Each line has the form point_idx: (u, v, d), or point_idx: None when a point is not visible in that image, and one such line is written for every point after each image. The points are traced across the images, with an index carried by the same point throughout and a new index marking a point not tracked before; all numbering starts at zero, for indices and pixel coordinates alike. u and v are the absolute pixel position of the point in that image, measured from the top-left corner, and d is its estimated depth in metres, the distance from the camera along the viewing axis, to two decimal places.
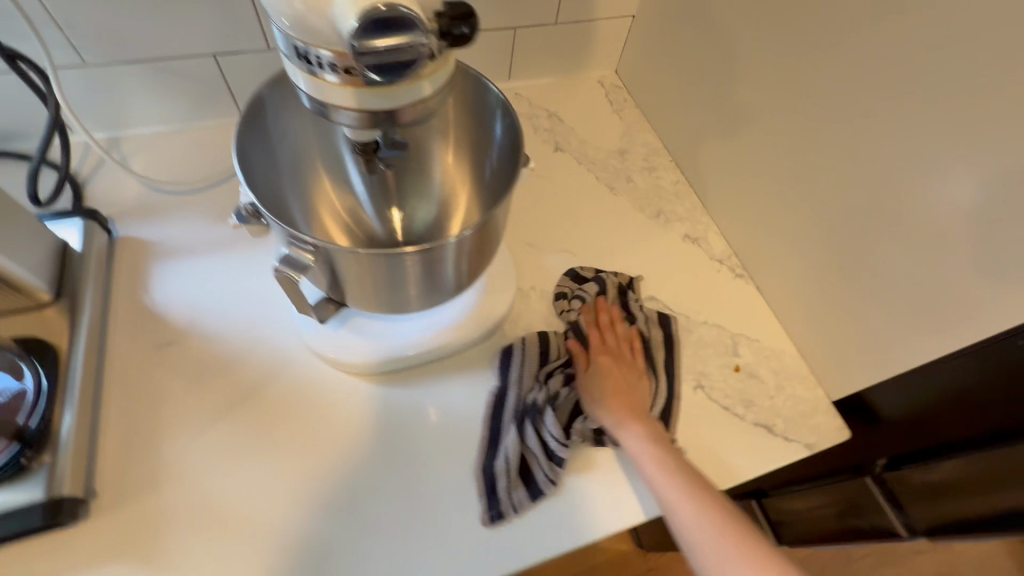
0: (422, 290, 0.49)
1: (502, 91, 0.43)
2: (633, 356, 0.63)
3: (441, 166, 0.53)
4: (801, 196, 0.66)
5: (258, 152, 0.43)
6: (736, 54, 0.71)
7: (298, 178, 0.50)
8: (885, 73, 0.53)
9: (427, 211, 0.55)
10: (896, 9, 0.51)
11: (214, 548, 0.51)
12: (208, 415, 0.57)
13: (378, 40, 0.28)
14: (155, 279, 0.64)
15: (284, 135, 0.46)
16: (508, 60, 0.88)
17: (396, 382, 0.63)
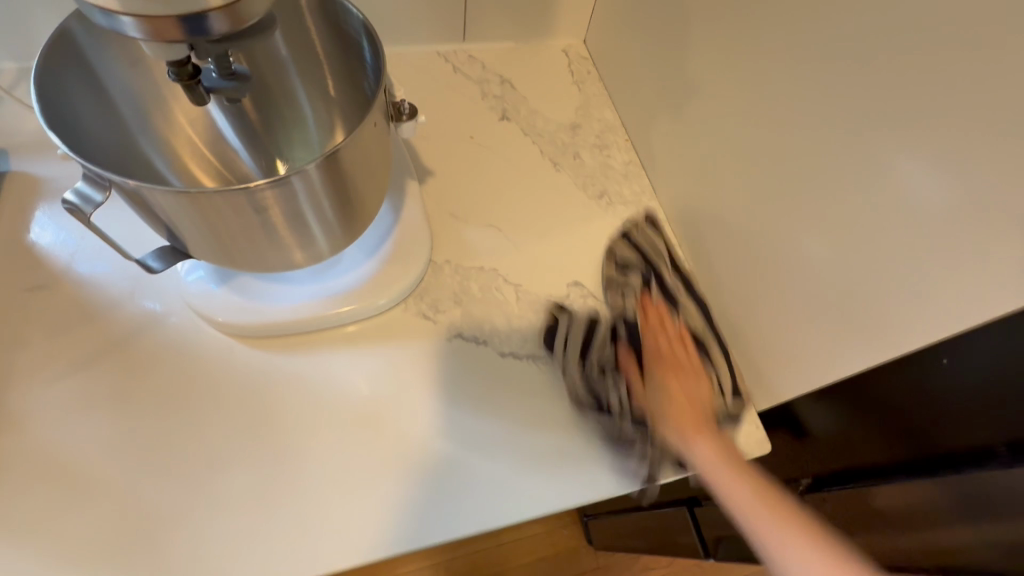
0: (285, 245, 0.45)
1: (363, 13, 0.38)
2: (689, 352, 0.58)
3: (319, 107, 0.49)
4: (742, 183, 0.60)
5: (85, 92, 0.39)
6: (689, 22, 0.64)
7: (150, 119, 0.45)
8: (824, 46, 0.46)
9: (308, 158, 0.51)
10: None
11: (44, 503, 0.49)
12: (67, 366, 0.54)
13: None
14: (38, 220, 0.60)
15: (123, 70, 0.42)
16: (462, 17, 0.82)
17: (279, 348, 0.58)
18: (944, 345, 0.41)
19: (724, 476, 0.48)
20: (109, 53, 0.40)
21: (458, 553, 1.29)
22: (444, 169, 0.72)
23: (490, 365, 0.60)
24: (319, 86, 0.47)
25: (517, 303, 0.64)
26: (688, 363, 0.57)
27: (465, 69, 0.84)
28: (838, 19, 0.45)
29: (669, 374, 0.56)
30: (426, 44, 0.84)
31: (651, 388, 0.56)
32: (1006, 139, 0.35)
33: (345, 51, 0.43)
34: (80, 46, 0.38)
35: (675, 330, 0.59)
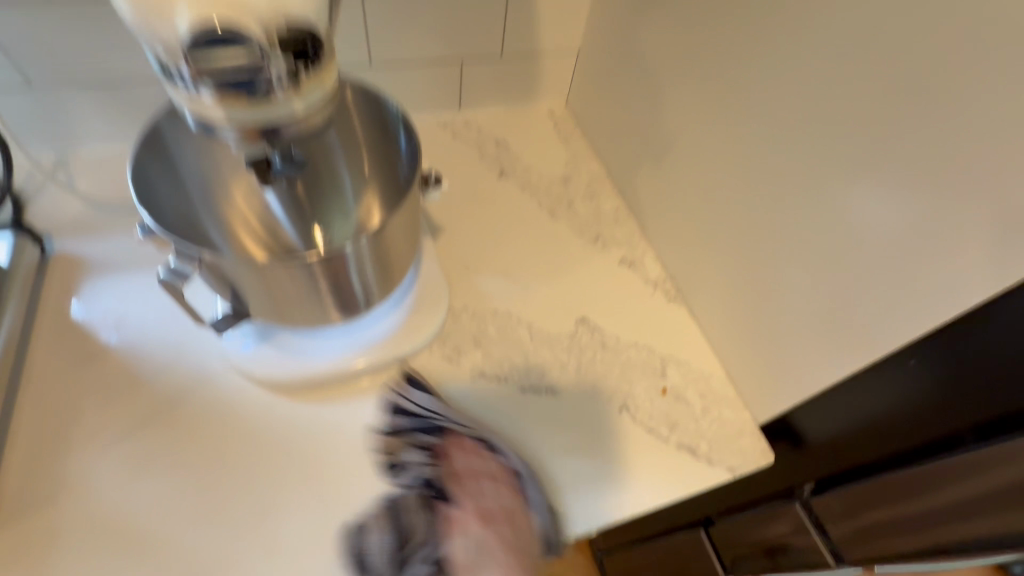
0: (333, 305, 0.51)
1: (400, 106, 0.46)
2: (478, 469, 0.57)
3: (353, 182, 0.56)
4: (722, 221, 0.68)
5: (164, 182, 0.46)
6: (662, 86, 0.74)
7: (210, 201, 0.52)
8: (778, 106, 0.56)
9: (343, 225, 0.58)
10: (787, 43, 0.53)
11: (102, 564, 0.51)
12: (119, 430, 0.57)
13: (218, 55, 0.32)
14: (84, 295, 0.65)
15: (193, 162, 0.49)
16: (457, 90, 0.92)
17: (316, 400, 0.63)
18: (912, 348, 0.48)
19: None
20: (189, 146, 0.47)
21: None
22: (452, 225, 0.79)
23: (511, 401, 0.64)
24: (355, 167, 0.54)
25: (531, 342, 0.70)
26: (487, 494, 0.56)
27: (463, 134, 0.93)
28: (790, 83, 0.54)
29: (474, 514, 0.55)
30: (426, 113, 0.94)
31: (458, 534, 0.53)
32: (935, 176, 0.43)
33: (383, 138, 0.51)
34: (165, 142, 0.45)
35: (460, 463, 0.58)
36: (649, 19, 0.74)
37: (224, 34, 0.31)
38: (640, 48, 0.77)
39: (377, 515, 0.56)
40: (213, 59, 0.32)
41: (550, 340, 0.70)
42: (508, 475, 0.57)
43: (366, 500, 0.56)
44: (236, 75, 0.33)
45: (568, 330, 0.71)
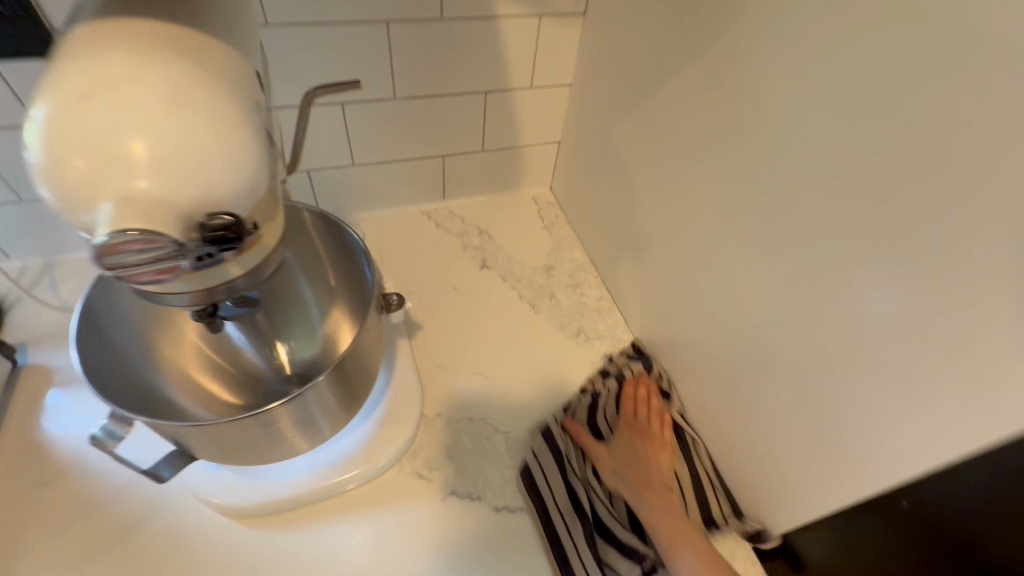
0: (296, 438, 0.49)
1: (362, 238, 0.47)
2: (651, 412, 0.67)
3: (314, 294, 0.59)
4: (698, 327, 0.65)
5: (100, 350, 0.46)
6: (638, 187, 0.73)
7: (155, 354, 0.52)
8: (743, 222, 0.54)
9: (307, 337, 0.60)
10: (749, 163, 0.51)
11: None
12: (64, 566, 0.54)
13: (134, 254, 0.30)
14: (46, 414, 0.63)
15: (126, 325, 0.50)
16: (441, 183, 0.93)
17: (279, 524, 0.59)
18: (906, 489, 0.43)
19: (688, 560, 0.54)
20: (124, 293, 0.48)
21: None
22: (430, 322, 0.78)
23: (484, 521, 0.61)
24: (319, 277, 0.57)
25: (506, 452, 0.66)
26: (648, 429, 0.65)
27: (446, 224, 0.93)
28: (757, 205, 0.52)
29: (630, 429, 0.65)
30: (411, 205, 0.94)
31: (618, 448, 0.64)
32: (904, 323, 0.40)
33: (340, 251, 0.54)
34: (94, 314, 0.46)
35: (655, 405, 0.67)
36: (623, 122, 0.74)
37: (137, 238, 0.29)
38: (617, 148, 0.77)
39: None
40: (128, 259, 0.30)
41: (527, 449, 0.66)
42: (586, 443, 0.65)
43: None
44: (154, 266, 0.31)
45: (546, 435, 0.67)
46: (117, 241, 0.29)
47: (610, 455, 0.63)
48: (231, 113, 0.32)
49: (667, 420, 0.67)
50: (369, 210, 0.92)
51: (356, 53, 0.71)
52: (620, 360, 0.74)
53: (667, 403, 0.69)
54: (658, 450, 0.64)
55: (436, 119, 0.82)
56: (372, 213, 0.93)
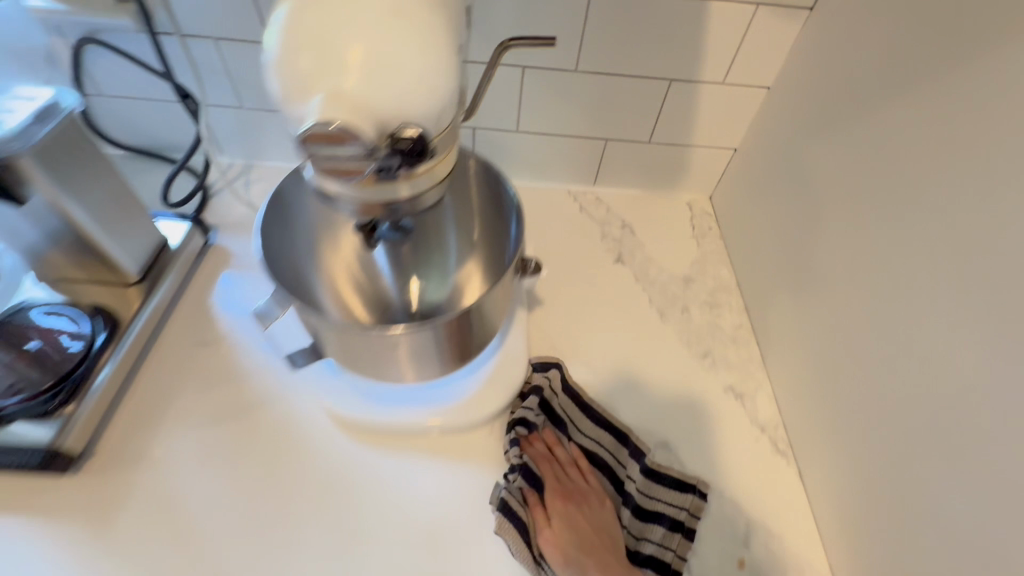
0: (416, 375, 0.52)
1: (517, 192, 0.48)
2: (578, 471, 0.61)
3: (455, 245, 0.60)
4: (866, 385, 0.54)
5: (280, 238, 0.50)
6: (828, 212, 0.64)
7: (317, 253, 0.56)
8: (972, 275, 0.43)
9: (439, 285, 0.61)
10: (1011, 206, 0.40)
11: (148, 535, 0.54)
12: (201, 418, 0.62)
13: (325, 147, 0.31)
14: (223, 284, 0.74)
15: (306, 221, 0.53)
16: (595, 167, 0.89)
17: (379, 446, 0.62)
18: None
19: None
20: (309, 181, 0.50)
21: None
22: (551, 300, 0.77)
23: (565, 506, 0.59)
24: (464, 234, 0.58)
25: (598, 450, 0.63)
26: (580, 487, 0.59)
27: (590, 210, 0.90)
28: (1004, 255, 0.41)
29: (564, 503, 0.57)
30: (560, 184, 0.92)
31: (556, 530, 0.55)
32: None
33: (496, 213, 0.55)
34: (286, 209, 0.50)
35: (564, 453, 0.61)
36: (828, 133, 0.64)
37: (333, 135, 0.30)
38: None
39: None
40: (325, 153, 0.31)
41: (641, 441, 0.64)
42: (576, 463, 0.61)
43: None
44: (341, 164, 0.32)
45: (647, 396, 0.68)
46: (317, 131, 0.30)
47: (555, 533, 0.55)
48: (438, 36, 0.33)
49: (588, 466, 0.61)
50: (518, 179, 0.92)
51: (555, 17, 0.69)
52: (640, 233, 0.87)
53: (573, 447, 0.63)
54: (598, 504, 0.59)
55: (611, 97, 0.79)
56: (521, 182, 0.92)
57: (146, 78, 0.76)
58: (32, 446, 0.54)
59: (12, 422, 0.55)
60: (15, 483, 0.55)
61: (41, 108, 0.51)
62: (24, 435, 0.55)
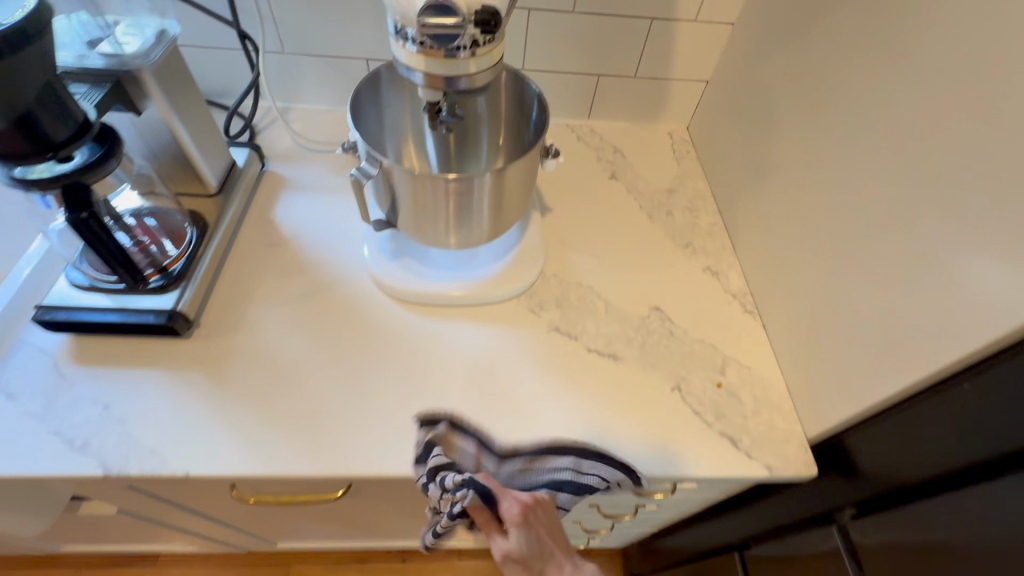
0: (458, 236, 0.66)
1: (539, 89, 0.60)
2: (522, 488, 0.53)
3: (488, 144, 0.70)
4: (809, 237, 0.70)
5: (370, 113, 0.62)
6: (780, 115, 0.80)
7: (396, 136, 0.68)
8: (877, 131, 0.59)
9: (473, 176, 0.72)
10: (900, 73, 0.56)
11: (253, 379, 0.68)
12: (282, 298, 0.75)
13: (433, 19, 0.46)
14: (285, 200, 0.87)
15: (391, 108, 0.65)
16: (589, 102, 1.04)
17: (429, 314, 0.76)
18: (967, 371, 0.49)
19: None
20: (396, 89, 0.63)
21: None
22: (559, 208, 0.92)
23: (581, 352, 0.74)
24: (494, 134, 0.69)
25: (604, 313, 0.78)
26: (528, 499, 0.52)
27: (586, 139, 1.05)
28: (895, 111, 0.57)
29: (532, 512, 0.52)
30: (559, 118, 1.07)
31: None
32: (1014, 212, 0.45)
33: (520, 116, 0.65)
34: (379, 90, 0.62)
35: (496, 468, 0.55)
36: (778, 52, 0.79)
37: (440, 8, 0.46)
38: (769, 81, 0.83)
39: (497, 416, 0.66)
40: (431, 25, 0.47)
41: (639, 307, 0.80)
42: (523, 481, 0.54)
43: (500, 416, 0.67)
44: (440, 34, 0.47)
45: (641, 275, 0.84)
46: (430, 3, 0.46)
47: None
48: None
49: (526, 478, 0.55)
50: None
51: None
52: (628, 156, 1.02)
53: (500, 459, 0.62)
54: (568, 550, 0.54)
55: (602, 35, 0.93)
56: None
57: (204, 27, 0.88)
58: (157, 311, 0.67)
59: (140, 295, 0.68)
60: (142, 346, 0.69)
61: (155, 31, 0.63)
62: (149, 304, 0.67)
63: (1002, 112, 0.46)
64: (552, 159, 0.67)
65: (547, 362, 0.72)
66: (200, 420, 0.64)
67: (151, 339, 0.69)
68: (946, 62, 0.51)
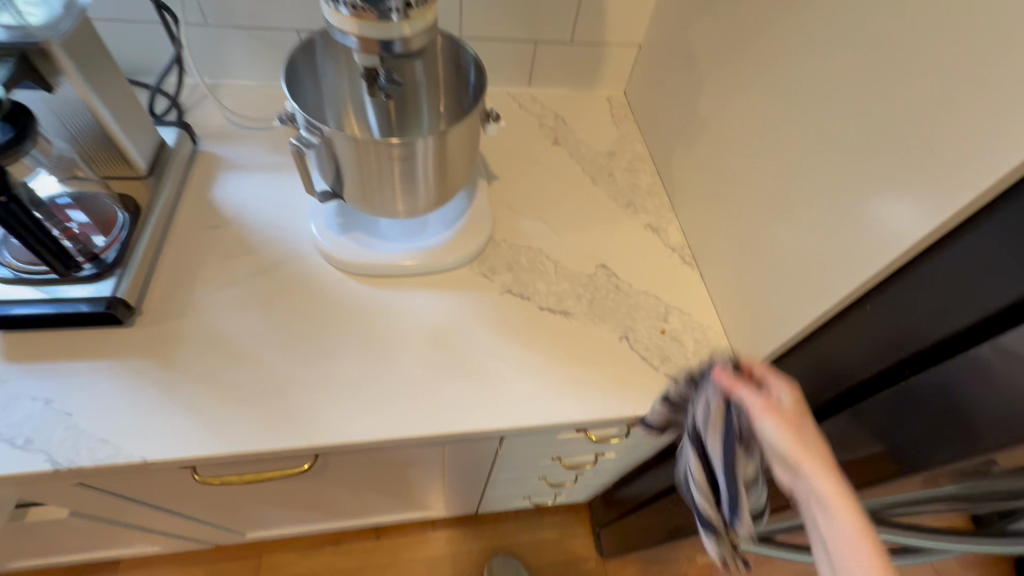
0: (406, 204, 0.67)
1: (475, 52, 0.61)
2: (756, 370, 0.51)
3: (428, 111, 0.71)
4: (737, 188, 0.76)
5: (307, 83, 0.61)
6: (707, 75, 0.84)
7: (335, 106, 0.68)
8: (789, 83, 0.64)
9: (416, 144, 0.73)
10: (806, 29, 0.61)
11: (205, 361, 0.66)
12: (229, 279, 0.74)
13: None
14: (222, 182, 0.84)
15: (328, 78, 0.64)
16: (529, 69, 1.05)
17: (382, 285, 0.77)
18: (869, 294, 0.56)
19: (843, 519, 0.37)
20: (332, 63, 0.63)
21: (491, 531, 1.53)
22: (505, 175, 0.93)
23: (534, 311, 0.77)
24: (433, 101, 0.70)
25: (554, 273, 0.82)
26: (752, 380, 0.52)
27: (528, 107, 1.06)
28: (804, 63, 0.62)
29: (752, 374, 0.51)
30: (500, 87, 1.07)
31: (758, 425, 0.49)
32: (901, 149, 0.50)
33: (459, 80, 0.66)
34: (314, 59, 0.61)
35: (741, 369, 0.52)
36: (702, 13, 0.83)
37: None
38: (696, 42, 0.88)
39: (458, 377, 0.70)
40: None
41: (587, 266, 0.83)
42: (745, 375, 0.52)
43: (460, 379, 0.70)
44: None
45: (586, 235, 0.87)
46: None
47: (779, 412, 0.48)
48: None
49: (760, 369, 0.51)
50: None
51: None
52: (569, 122, 1.05)
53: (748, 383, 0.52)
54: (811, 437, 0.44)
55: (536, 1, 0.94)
56: None
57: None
58: (93, 299, 0.64)
59: (73, 284, 0.65)
60: (80, 337, 0.66)
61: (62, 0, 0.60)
62: (84, 292, 0.65)
63: (889, 60, 0.51)
64: (494, 122, 0.71)
65: (502, 323, 0.75)
66: (150, 406, 0.62)
67: (88, 329, 0.66)
68: (843, 15, 0.56)
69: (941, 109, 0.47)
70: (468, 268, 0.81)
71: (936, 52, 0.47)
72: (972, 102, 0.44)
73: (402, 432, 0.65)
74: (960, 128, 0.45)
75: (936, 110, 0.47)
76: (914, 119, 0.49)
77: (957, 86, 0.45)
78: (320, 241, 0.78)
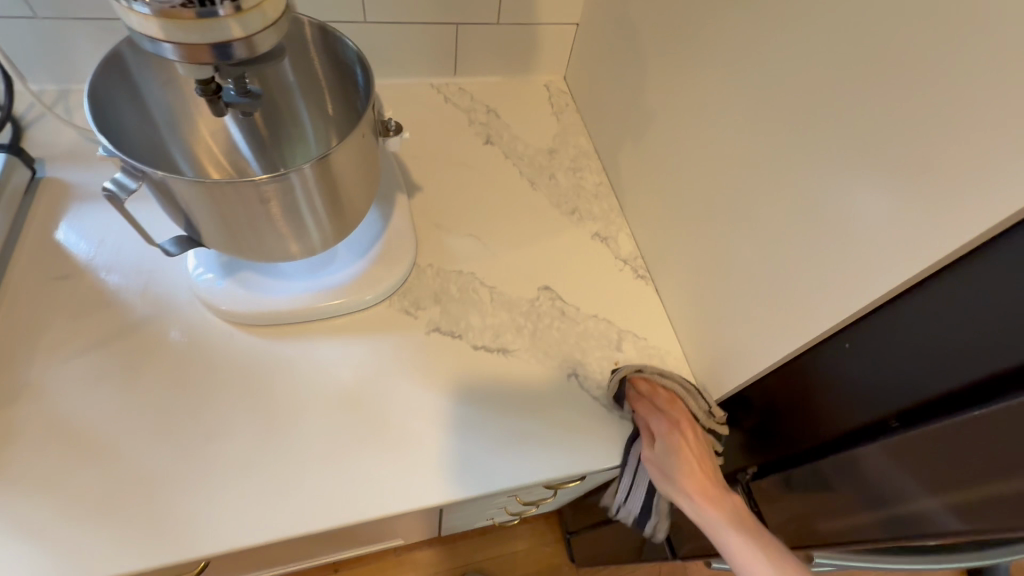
0: (300, 243, 0.54)
1: (357, 46, 0.48)
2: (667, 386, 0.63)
3: (309, 118, 0.58)
4: (691, 195, 0.66)
5: (126, 104, 0.49)
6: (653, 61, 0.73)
7: (177, 123, 0.55)
8: (748, 76, 0.54)
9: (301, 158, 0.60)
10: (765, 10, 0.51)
11: (50, 460, 0.53)
12: (84, 346, 0.60)
13: None
14: (71, 215, 0.68)
15: (158, 92, 0.52)
16: (453, 55, 0.91)
17: (282, 336, 0.64)
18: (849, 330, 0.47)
19: (731, 538, 0.52)
20: (153, 76, 0.50)
21: (456, 548, 1.45)
22: (430, 185, 0.81)
23: (467, 352, 0.66)
24: (315, 105, 0.56)
25: (490, 303, 0.70)
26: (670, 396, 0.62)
27: (455, 99, 0.92)
28: (764, 51, 0.51)
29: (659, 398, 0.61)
30: (422, 78, 0.93)
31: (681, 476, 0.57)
32: (886, 165, 0.41)
33: (342, 79, 0.53)
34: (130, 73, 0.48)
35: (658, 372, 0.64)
36: None
37: None
38: None
39: (377, 445, 0.58)
40: None
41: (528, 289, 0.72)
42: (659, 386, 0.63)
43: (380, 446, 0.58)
44: None
45: (526, 252, 0.76)
46: None
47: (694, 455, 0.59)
48: None
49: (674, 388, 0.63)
50: (378, 78, 0.91)
51: None
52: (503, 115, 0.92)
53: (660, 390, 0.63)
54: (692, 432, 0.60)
55: None
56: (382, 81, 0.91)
57: None
58: None
59: None
60: None
61: None
62: None
63: (869, 53, 0.41)
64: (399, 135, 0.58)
65: (430, 371, 0.64)
66: None
67: None
68: None
69: (932, 120, 0.37)
70: (388, 304, 0.68)
71: (932, 44, 0.37)
72: (975, 115, 0.35)
73: (311, 525, 0.53)
74: (960, 145, 0.36)
75: (926, 122, 0.38)
76: (903, 130, 0.40)
77: (954, 92, 0.36)
78: (201, 288, 0.63)
